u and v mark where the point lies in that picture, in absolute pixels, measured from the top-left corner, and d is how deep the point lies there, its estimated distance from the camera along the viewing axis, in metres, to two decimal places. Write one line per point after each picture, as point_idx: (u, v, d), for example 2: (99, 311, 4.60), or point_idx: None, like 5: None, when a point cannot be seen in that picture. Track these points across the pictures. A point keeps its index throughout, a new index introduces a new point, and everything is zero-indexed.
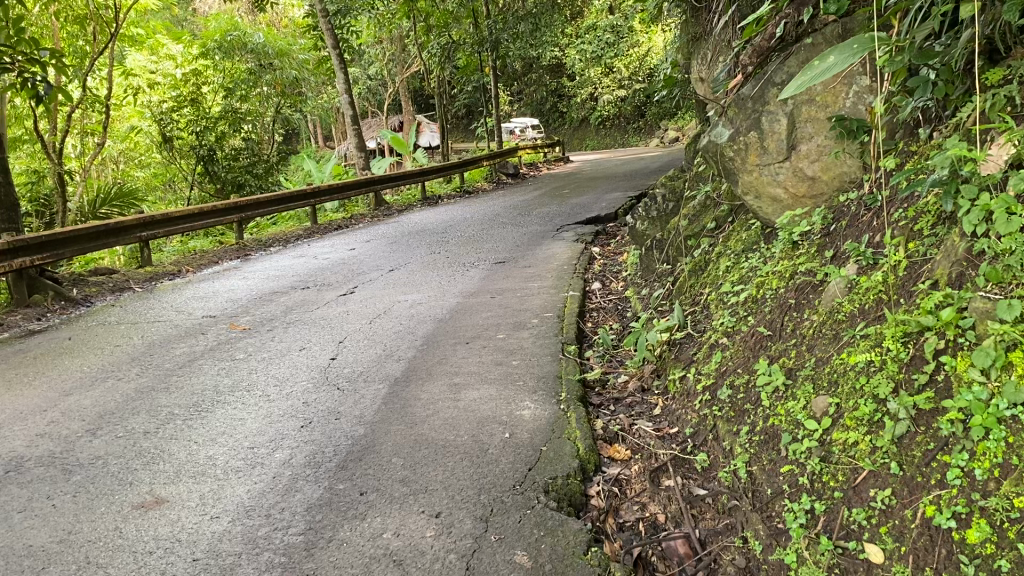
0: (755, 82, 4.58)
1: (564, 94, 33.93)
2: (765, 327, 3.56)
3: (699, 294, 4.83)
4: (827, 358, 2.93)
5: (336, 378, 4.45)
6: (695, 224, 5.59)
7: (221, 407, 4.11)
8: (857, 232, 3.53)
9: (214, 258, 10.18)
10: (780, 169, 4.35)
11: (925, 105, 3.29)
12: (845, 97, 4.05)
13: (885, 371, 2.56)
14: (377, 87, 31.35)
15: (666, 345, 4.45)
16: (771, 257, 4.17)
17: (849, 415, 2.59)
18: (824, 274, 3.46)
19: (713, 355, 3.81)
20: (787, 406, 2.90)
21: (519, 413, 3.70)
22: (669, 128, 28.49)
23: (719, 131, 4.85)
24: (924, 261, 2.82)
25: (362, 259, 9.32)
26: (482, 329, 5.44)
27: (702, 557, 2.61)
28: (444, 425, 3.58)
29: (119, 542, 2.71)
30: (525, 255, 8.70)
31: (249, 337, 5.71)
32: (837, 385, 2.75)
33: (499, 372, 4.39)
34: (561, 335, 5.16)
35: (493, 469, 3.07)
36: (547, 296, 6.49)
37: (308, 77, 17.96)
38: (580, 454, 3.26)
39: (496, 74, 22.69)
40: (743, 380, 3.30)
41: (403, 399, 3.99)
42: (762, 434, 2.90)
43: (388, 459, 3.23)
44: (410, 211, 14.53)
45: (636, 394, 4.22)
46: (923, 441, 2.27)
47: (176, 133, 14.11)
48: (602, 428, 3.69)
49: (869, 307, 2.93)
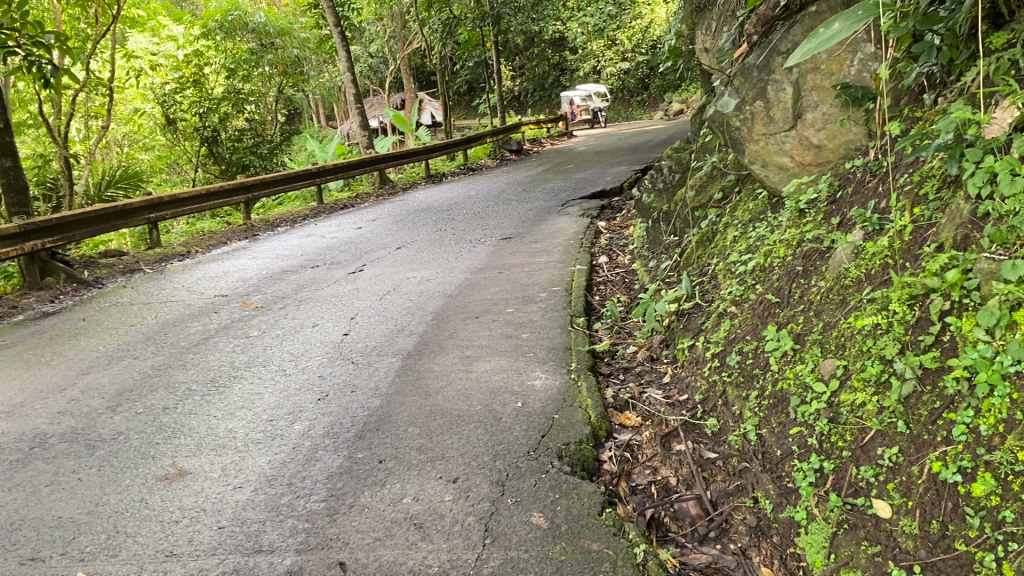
0: (760, 52, 4.59)
1: (567, 68, 33.79)
2: (772, 294, 3.61)
3: (706, 265, 4.87)
4: (835, 323, 2.98)
5: (350, 352, 4.51)
6: (702, 196, 5.62)
7: (238, 382, 4.18)
8: (863, 198, 3.57)
9: (221, 238, 10.24)
10: (786, 138, 4.39)
11: (930, 70, 3.32)
12: (851, 65, 4.06)
13: (892, 333, 2.61)
14: (380, 65, 31.18)
15: (675, 315, 4.50)
16: (778, 226, 4.21)
17: (857, 377, 2.64)
18: (831, 241, 3.50)
19: (722, 323, 3.87)
20: (796, 369, 2.96)
21: (531, 383, 3.77)
22: (673, 101, 28.41)
23: (726, 102, 4.89)
24: (929, 225, 2.86)
25: (369, 237, 9.36)
26: (492, 304, 5.50)
27: (713, 518, 2.67)
28: (457, 396, 3.64)
29: (146, 512, 2.79)
30: (531, 230, 8.74)
31: (261, 315, 5.78)
32: (844, 348, 2.80)
33: (510, 344, 4.45)
34: (570, 308, 5.21)
35: (508, 437, 3.13)
36: (555, 270, 6.54)
37: (310, 56, 17.90)
38: (593, 421, 3.32)
39: (498, 50, 22.64)
40: (752, 346, 3.36)
41: (417, 372, 4.05)
42: (771, 398, 2.96)
43: (404, 429, 3.30)
44: (415, 189, 14.57)
45: (645, 363, 4.28)
46: (930, 400, 2.32)
47: (180, 114, 14.11)
48: (613, 396, 3.76)
49: (876, 271, 2.97)
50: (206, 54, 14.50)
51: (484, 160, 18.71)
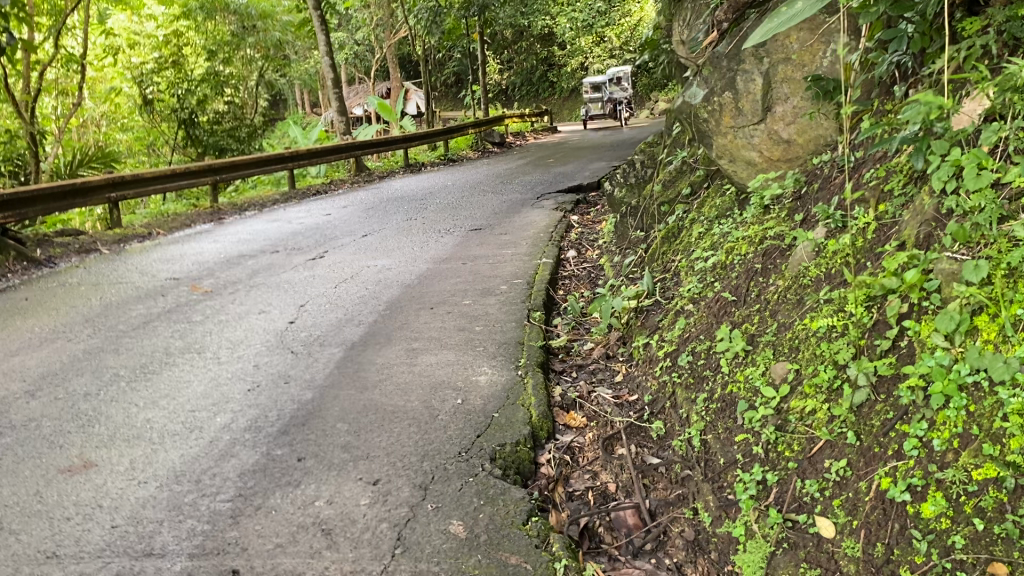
0: (731, 40, 4.41)
1: (554, 63, 33.45)
2: (730, 293, 3.42)
3: (670, 261, 4.69)
4: (790, 323, 2.80)
5: (291, 342, 4.29)
6: (670, 190, 5.44)
7: (168, 369, 3.96)
8: (829, 194, 3.40)
9: (185, 221, 9.96)
10: (754, 131, 4.20)
11: (901, 60, 3.15)
12: (823, 57, 3.94)
13: (847, 337, 2.43)
14: (365, 53, 30.69)
15: (633, 312, 4.30)
16: (743, 222, 4.02)
17: (808, 382, 2.46)
18: (792, 238, 3.34)
19: (678, 321, 3.68)
20: (746, 373, 2.77)
21: (475, 378, 3.55)
22: (659, 100, 28.16)
23: (693, 92, 4.69)
24: (893, 223, 2.70)
25: (337, 224, 9.10)
26: (449, 295, 5.29)
27: (651, 529, 2.48)
28: (395, 390, 3.43)
29: (36, 508, 2.56)
30: (501, 223, 8.52)
31: (209, 300, 5.54)
32: (798, 351, 2.62)
33: (460, 337, 4.24)
34: (528, 301, 5.01)
35: (440, 436, 2.92)
36: (520, 262, 6.34)
37: (291, 40, 17.54)
38: (533, 421, 3.11)
39: (484, 41, 22.37)
40: (704, 347, 3.17)
41: (356, 364, 3.84)
42: (719, 401, 2.77)
43: (332, 424, 3.09)
44: (392, 178, 14.30)
45: (599, 361, 4.08)
46: (882, 410, 2.15)
47: (156, 94, 13.67)
48: (560, 395, 3.55)
49: (835, 270, 2.80)
50: (185, 35, 14.23)
51: (465, 151, 18.44)
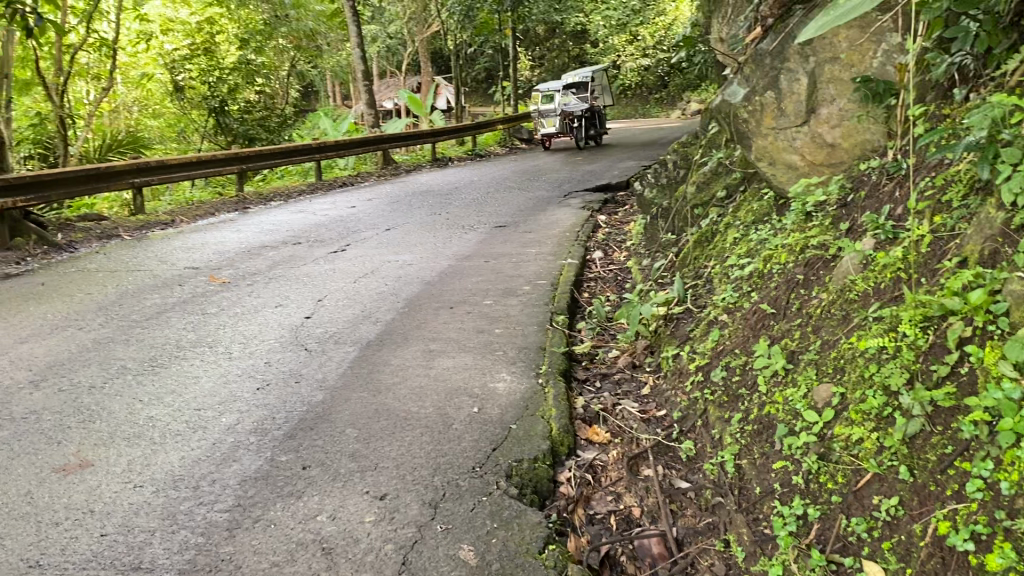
0: (775, 37, 4.19)
1: (586, 61, 33.07)
2: (768, 304, 3.22)
3: (702, 268, 4.50)
4: (834, 342, 2.61)
5: (306, 339, 4.14)
6: (704, 193, 5.23)
7: (177, 363, 3.83)
8: (877, 202, 3.20)
9: (209, 210, 9.87)
10: (797, 134, 4.00)
11: (963, 61, 2.95)
12: (873, 57, 3.71)
13: (900, 362, 2.23)
14: (397, 46, 30.43)
15: (662, 319, 4.11)
16: (781, 229, 3.82)
17: (855, 408, 2.27)
18: (837, 248, 3.14)
19: (710, 332, 3.49)
20: (785, 393, 2.58)
21: (494, 385, 3.37)
22: (691, 100, 27.74)
23: (733, 90, 4.49)
24: (952, 236, 2.50)
25: (360, 217, 8.97)
26: (470, 294, 5.12)
27: (678, 560, 2.29)
28: (410, 395, 3.26)
29: (26, 510, 2.42)
30: (527, 221, 8.33)
31: (225, 291, 5.41)
32: (843, 373, 2.43)
33: (480, 340, 4.06)
34: (553, 304, 4.82)
35: (454, 448, 2.74)
36: (544, 263, 6.15)
37: (325, 31, 17.44)
38: (554, 435, 2.92)
39: (517, 36, 22.17)
40: (739, 362, 2.97)
41: (371, 364, 3.68)
42: (755, 423, 2.58)
43: (341, 430, 2.94)
44: (418, 172, 14.16)
45: (625, 370, 3.89)
46: (940, 443, 1.95)
47: (187, 82, 13.81)
48: (583, 406, 3.35)
49: (886, 286, 2.61)
50: (220, 22, 13.86)
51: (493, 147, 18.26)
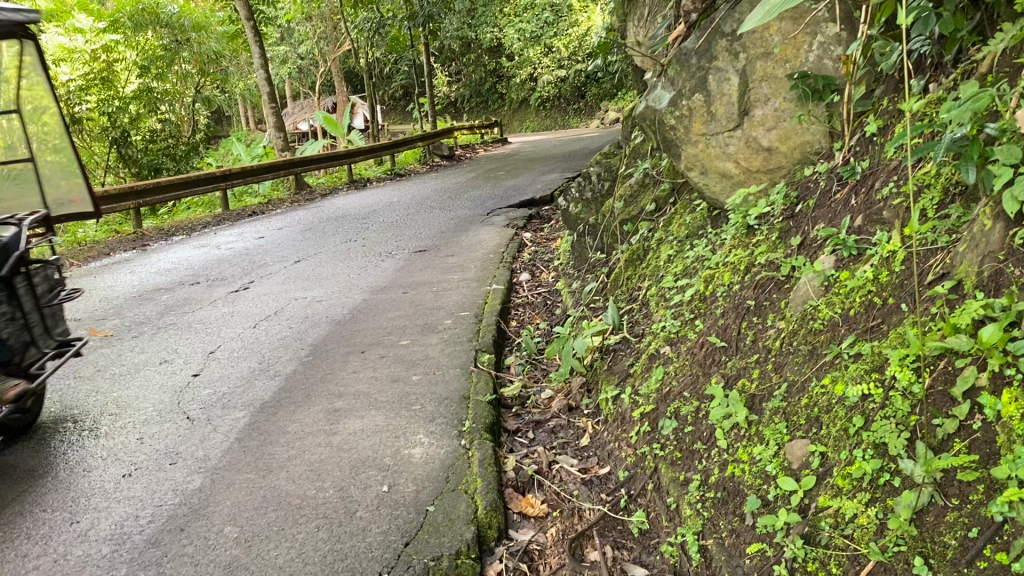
0: (700, 34, 3.77)
1: (503, 74, 32.48)
2: (717, 336, 2.79)
3: (636, 290, 4.08)
4: (802, 384, 2.20)
5: (189, 404, 3.55)
6: (633, 207, 4.82)
7: (34, 446, 3.20)
8: (830, 212, 2.83)
9: (104, 250, 9.06)
10: (729, 139, 3.60)
11: (921, 48, 2.63)
12: (808, 50, 3.34)
13: (895, 414, 1.81)
14: (309, 67, 29.23)
15: (599, 352, 3.65)
16: (721, 245, 3.43)
17: (840, 473, 1.86)
18: (791, 268, 2.74)
19: (653, 369, 3.04)
20: (750, 449, 2.16)
21: (408, 452, 2.86)
22: (610, 109, 27.50)
23: (658, 94, 4.03)
24: (933, 252, 2.12)
25: (268, 249, 8.32)
26: (384, 334, 4.59)
27: None
28: (308, 472, 2.74)
29: None
30: (448, 243, 7.82)
31: (105, 348, 4.76)
32: (820, 424, 2.02)
33: (394, 392, 3.54)
34: (476, 340, 4.32)
35: (358, 547, 2.24)
36: (467, 290, 5.66)
37: (232, 58, 16.58)
38: (480, 516, 2.41)
39: (431, 50, 21.60)
40: (691, 409, 2.53)
41: (263, 434, 3.13)
42: (717, 490, 2.15)
43: (217, 529, 2.39)
44: (335, 195, 13.49)
45: (561, 415, 3.41)
46: (958, 523, 1.56)
47: (85, 113, 12.48)
48: (513, 469, 2.84)
49: (858, 313, 2.22)
50: (117, 48, 12.84)
51: (412, 165, 17.64)
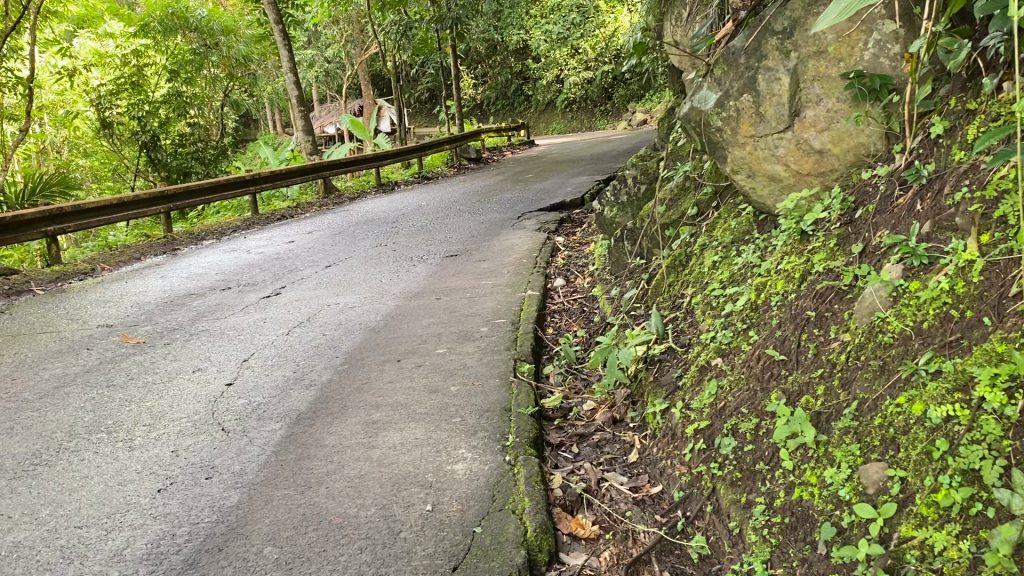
0: (749, 32, 3.64)
1: (529, 76, 32.36)
2: (775, 348, 2.66)
3: (680, 297, 3.95)
4: (874, 402, 2.07)
5: (223, 415, 3.47)
6: (673, 211, 4.69)
7: (67, 458, 3.13)
8: (892, 219, 2.69)
9: (135, 255, 9.06)
10: (779, 141, 3.46)
11: (995, 46, 2.49)
12: (863, 48, 3.21)
13: (986, 438, 1.68)
14: (336, 70, 29.37)
15: (643, 362, 3.54)
16: (772, 251, 3.31)
17: (925, 501, 1.73)
18: (853, 277, 2.61)
19: (704, 382, 2.92)
20: (820, 471, 2.04)
21: (451, 468, 2.76)
22: (637, 111, 27.32)
23: (704, 95, 3.82)
24: (1017, 263, 1.98)
25: (298, 253, 8.27)
26: (420, 342, 4.49)
27: None
28: (348, 489, 2.64)
29: None
30: (480, 247, 7.73)
31: (138, 355, 4.70)
32: (897, 446, 1.89)
33: (433, 403, 3.44)
34: (514, 348, 4.22)
35: (404, 570, 2.14)
36: (501, 296, 5.55)
37: (260, 61, 16.65)
38: (530, 538, 2.30)
39: (456, 54, 21.55)
40: (750, 426, 2.41)
41: (301, 447, 3.04)
42: (785, 515, 2.03)
43: (257, 550, 2.30)
44: (363, 199, 13.47)
45: (605, 428, 3.30)
46: None
47: (116, 117, 12.49)
48: (561, 487, 2.72)
49: (933, 327, 2.09)
50: (147, 53, 12.95)
51: (439, 168, 17.60)
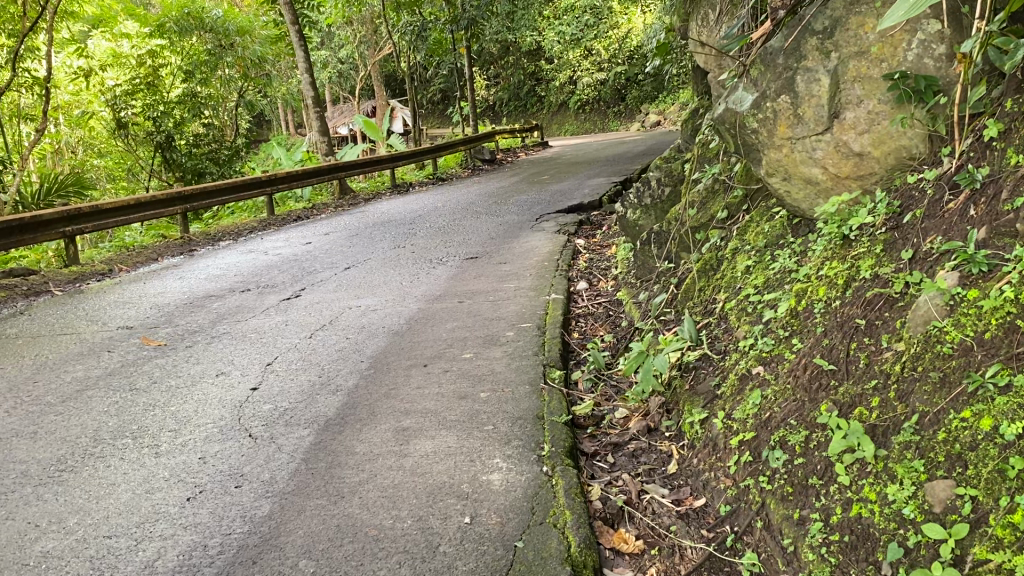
0: (788, 31, 3.53)
1: (542, 77, 32.26)
2: (822, 358, 2.57)
3: (712, 302, 3.87)
4: (936, 415, 1.99)
5: (250, 421, 3.41)
6: (702, 214, 4.60)
7: (94, 464, 3.08)
8: (944, 225, 2.60)
9: (152, 256, 9.01)
10: (817, 143, 3.37)
11: None
12: (906, 49, 3.08)
13: None
14: (350, 71, 29.34)
15: (677, 369, 3.46)
16: (812, 256, 3.22)
17: (1001, 523, 1.65)
18: (904, 284, 2.52)
19: (746, 391, 2.84)
20: (879, 487, 1.96)
21: (486, 478, 2.68)
22: (651, 113, 27.18)
23: (739, 96, 3.73)
24: None
25: (316, 255, 8.23)
26: (445, 346, 4.42)
27: None
28: (382, 499, 2.58)
29: None
30: (499, 249, 7.65)
31: (160, 358, 4.65)
32: (966, 463, 1.81)
33: (463, 410, 3.37)
34: (542, 353, 4.15)
35: None
36: (524, 300, 5.48)
37: (275, 62, 16.64)
38: (574, 554, 2.23)
39: (469, 54, 21.48)
40: (800, 438, 2.33)
41: (331, 455, 2.98)
42: (843, 533, 1.96)
43: (292, 563, 2.24)
44: (378, 200, 13.42)
45: (640, 437, 3.22)
46: None
47: (131, 117, 12.46)
48: (600, 500, 2.64)
49: (997, 338, 2.00)
50: (163, 53, 12.91)
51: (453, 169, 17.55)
